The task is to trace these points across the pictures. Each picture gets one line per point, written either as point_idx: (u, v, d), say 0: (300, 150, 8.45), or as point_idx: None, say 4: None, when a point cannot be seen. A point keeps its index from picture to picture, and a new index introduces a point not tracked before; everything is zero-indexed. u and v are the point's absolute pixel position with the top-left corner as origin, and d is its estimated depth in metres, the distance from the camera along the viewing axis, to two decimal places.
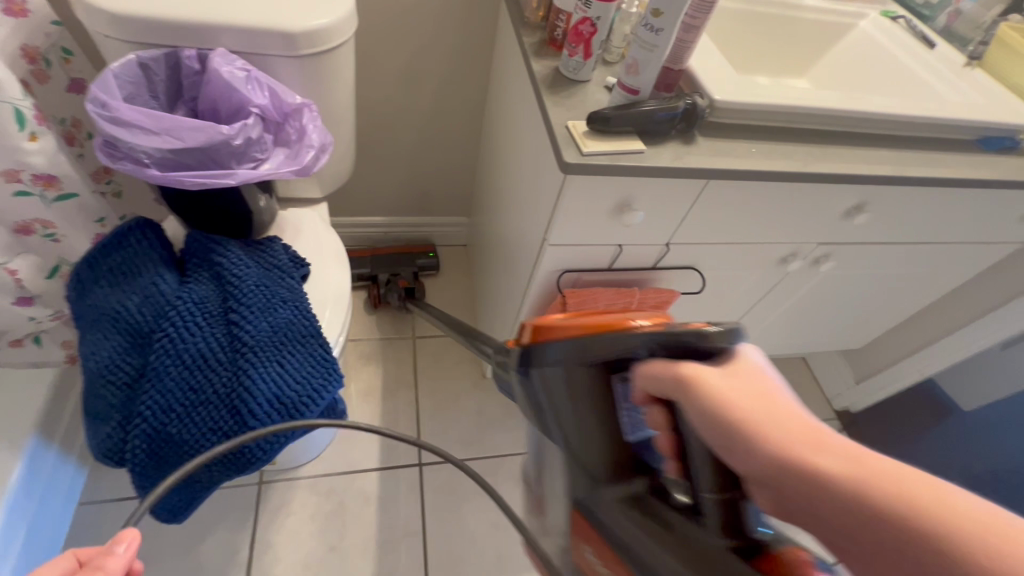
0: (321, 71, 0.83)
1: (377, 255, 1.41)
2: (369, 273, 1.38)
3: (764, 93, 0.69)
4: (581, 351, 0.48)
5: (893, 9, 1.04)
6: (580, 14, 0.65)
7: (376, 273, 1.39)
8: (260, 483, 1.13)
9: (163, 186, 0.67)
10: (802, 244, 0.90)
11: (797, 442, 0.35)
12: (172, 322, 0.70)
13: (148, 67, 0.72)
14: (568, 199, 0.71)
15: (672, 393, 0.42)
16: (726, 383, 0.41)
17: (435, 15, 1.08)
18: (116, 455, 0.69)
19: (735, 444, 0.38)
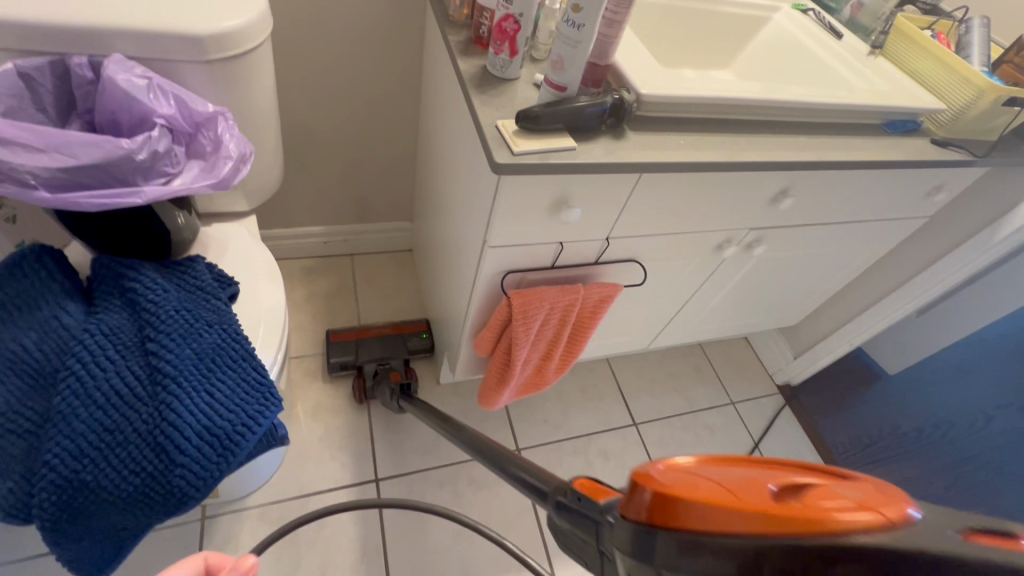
0: (235, 76, 0.78)
1: (369, 342, 1.27)
2: (359, 359, 1.24)
3: (687, 86, 0.71)
4: None
5: (803, 3, 1.09)
6: (502, 11, 0.64)
7: (362, 362, 1.24)
8: (203, 518, 1.06)
9: (56, 209, 0.60)
10: (735, 230, 0.93)
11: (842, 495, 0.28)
12: (78, 358, 0.63)
13: (30, 77, 0.65)
14: (505, 200, 0.70)
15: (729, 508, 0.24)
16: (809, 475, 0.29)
17: (358, 15, 1.04)
18: (22, 511, 0.62)
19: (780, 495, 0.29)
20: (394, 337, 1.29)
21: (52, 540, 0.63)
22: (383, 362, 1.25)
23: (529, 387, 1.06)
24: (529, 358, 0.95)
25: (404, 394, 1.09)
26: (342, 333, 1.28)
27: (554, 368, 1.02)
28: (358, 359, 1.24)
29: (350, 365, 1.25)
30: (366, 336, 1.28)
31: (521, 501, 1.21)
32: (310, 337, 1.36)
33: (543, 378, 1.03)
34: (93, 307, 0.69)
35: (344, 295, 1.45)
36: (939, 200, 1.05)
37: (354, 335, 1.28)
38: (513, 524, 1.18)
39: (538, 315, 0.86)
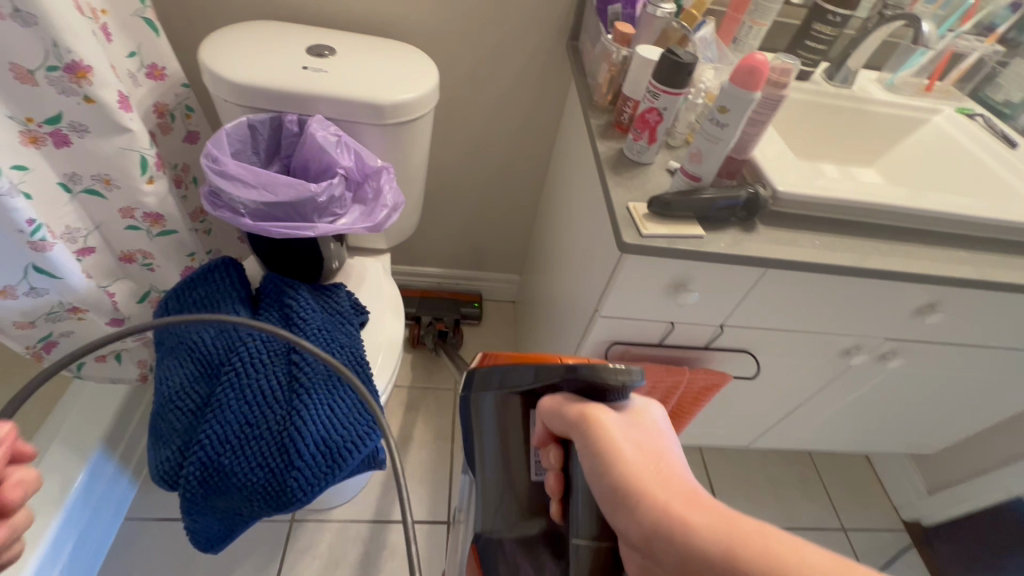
0: (402, 138, 0.91)
1: (430, 300, 1.47)
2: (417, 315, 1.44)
3: (829, 188, 0.69)
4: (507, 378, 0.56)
5: (970, 107, 1.02)
6: (647, 104, 0.69)
7: (421, 315, 1.44)
8: (292, 520, 1.14)
9: (252, 234, 0.74)
10: (868, 338, 0.86)
11: (675, 500, 0.38)
12: (240, 357, 0.75)
13: (255, 128, 0.82)
14: (623, 276, 0.72)
15: (570, 429, 0.46)
16: (628, 435, 0.44)
17: (507, 91, 1.16)
18: (172, 477, 0.73)
19: (624, 498, 0.40)
20: (451, 303, 1.49)
21: (188, 508, 0.73)
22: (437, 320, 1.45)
23: None
24: None
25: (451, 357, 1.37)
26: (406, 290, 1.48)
27: None
28: (416, 312, 1.44)
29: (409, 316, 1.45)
30: (425, 296, 1.48)
31: None
32: (411, 369, 1.45)
33: None
34: (257, 315, 0.82)
35: None
36: None
37: (415, 293, 1.48)
38: None
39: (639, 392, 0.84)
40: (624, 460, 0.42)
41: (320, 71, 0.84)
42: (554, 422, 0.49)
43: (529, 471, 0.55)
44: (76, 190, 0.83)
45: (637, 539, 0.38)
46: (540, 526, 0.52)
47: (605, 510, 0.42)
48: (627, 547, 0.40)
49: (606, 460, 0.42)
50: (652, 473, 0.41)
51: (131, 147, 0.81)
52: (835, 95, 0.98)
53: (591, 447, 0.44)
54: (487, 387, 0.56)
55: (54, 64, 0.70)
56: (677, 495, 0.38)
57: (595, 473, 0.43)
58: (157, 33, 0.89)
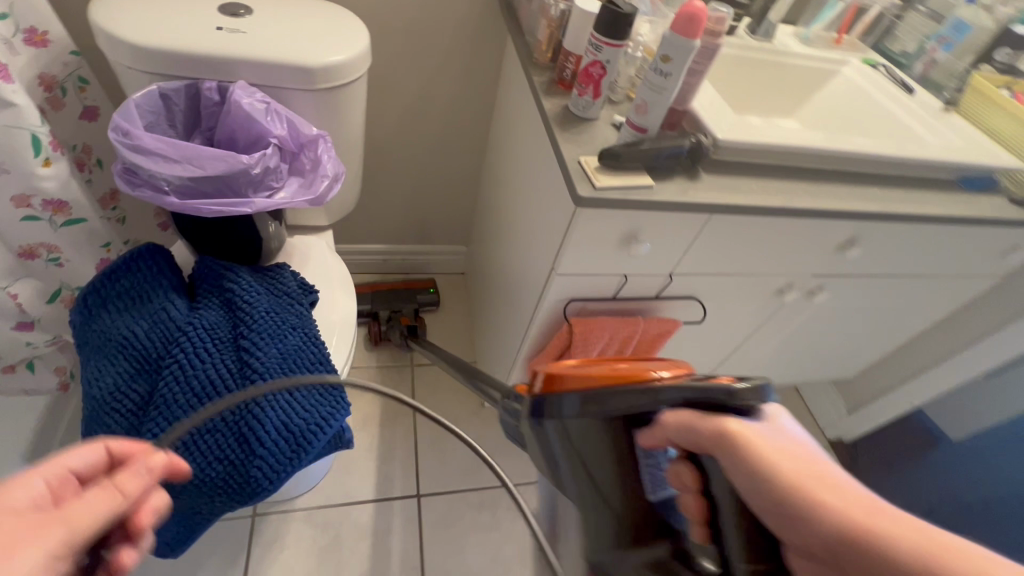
0: (336, 104, 0.85)
1: (384, 293, 1.41)
2: (373, 311, 1.37)
3: (762, 134, 0.73)
4: (592, 404, 0.45)
5: (874, 58, 1.11)
6: (590, 57, 0.69)
7: (377, 309, 1.37)
8: (254, 515, 1.10)
9: (180, 213, 0.68)
10: (798, 276, 0.93)
11: (805, 476, 0.37)
12: (183, 348, 0.70)
13: (169, 97, 0.74)
14: (578, 232, 0.73)
15: (704, 447, 0.39)
16: (776, 445, 0.38)
17: (442, 54, 1.12)
18: None
19: (793, 513, 0.36)
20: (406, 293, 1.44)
21: None
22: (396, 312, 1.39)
23: None
24: None
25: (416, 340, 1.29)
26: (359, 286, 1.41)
27: None
28: (372, 307, 1.37)
29: (365, 313, 1.38)
30: (379, 290, 1.42)
31: None
32: (364, 349, 1.41)
33: None
34: (195, 303, 0.76)
35: None
36: (1015, 260, 1.02)
37: (367, 288, 1.41)
38: None
39: (598, 345, 0.87)
40: (780, 475, 0.37)
41: (237, 32, 0.77)
42: (679, 442, 0.41)
43: (647, 490, 0.45)
44: None
45: (812, 546, 0.35)
46: (668, 550, 0.43)
47: (765, 521, 0.37)
48: (796, 553, 0.36)
49: (760, 474, 0.37)
50: (806, 500, 0.36)
51: (19, 124, 0.72)
52: (759, 49, 1.02)
53: (744, 463, 0.37)
54: (555, 412, 0.47)
55: None
56: (836, 498, 0.35)
57: (752, 489, 0.37)
58: None
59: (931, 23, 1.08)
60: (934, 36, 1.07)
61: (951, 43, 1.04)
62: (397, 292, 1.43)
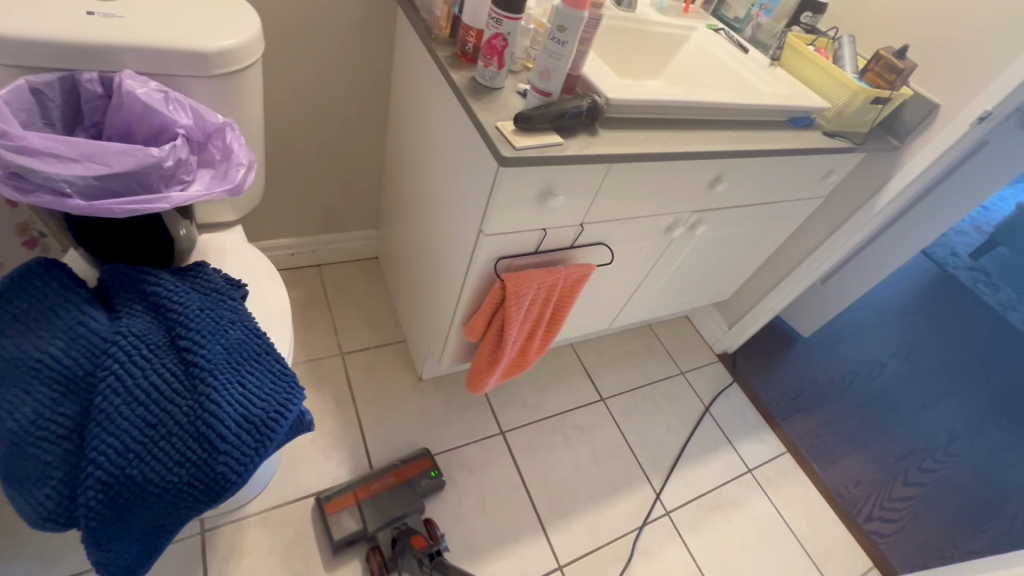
0: (234, 90, 0.83)
1: (375, 498, 1.12)
2: (368, 532, 1.08)
3: (642, 92, 0.86)
4: None
5: (715, 23, 1.30)
6: (492, 30, 0.76)
7: (374, 531, 1.09)
8: (203, 531, 1.05)
9: (88, 216, 0.63)
10: (682, 213, 1.10)
11: None
12: (115, 358, 0.66)
13: (42, 93, 0.67)
14: (503, 193, 0.81)
15: None
16: None
17: (330, 34, 1.10)
18: (66, 511, 0.63)
19: None
20: (400, 488, 1.16)
21: (98, 539, 0.65)
22: (397, 521, 1.11)
23: (511, 369, 1.18)
24: (517, 337, 1.06)
25: (434, 552, 1.01)
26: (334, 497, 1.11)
27: (536, 348, 1.14)
28: (366, 529, 1.09)
29: (357, 536, 1.09)
30: (366, 497, 1.13)
31: (511, 477, 1.31)
32: None
33: (525, 357, 1.16)
34: (114, 312, 0.72)
35: (317, 305, 1.48)
36: (832, 182, 1.29)
37: (350, 496, 1.12)
38: (507, 497, 1.27)
39: (528, 295, 0.96)
40: None
41: (112, 17, 0.71)
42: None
43: None
44: None
45: None
46: None
47: None
48: None
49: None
50: None
51: None
52: (626, 18, 1.15)
53: None
54: None
55: None
56: None
57: None
58: None
59: None
60: (757, 3, 1.28)
61: (770, 9, 1.26)
62: (389, 491, 1.15)
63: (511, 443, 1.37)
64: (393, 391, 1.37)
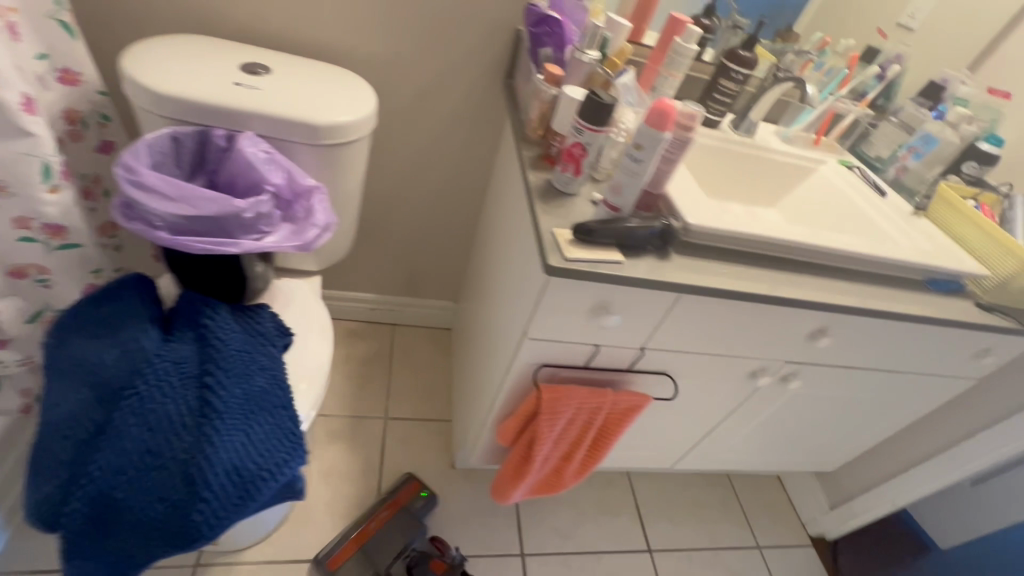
0: (337, 160, 0.91)
1: (376, 538, 1.09)
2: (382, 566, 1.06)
3: (732, 220, 0.77)
4: None
5: (849, 160, 1.17)
6: (573, 139, 0.75)
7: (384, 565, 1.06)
8: (196, 564, 1.05)
9: (167, 249, 0.71)
10: (770, 361, 0.94)
11: None
12: (146, 379, 0.70)
13: (178, 140, 0.79)
14: (550, 301, 0.76)
15: None
16: None
17: (446, 122, 1.19)
18: (55, 514, 0.66)
19: None
20: (401, 520, 1.13)
21: (71, 550, 0.66)
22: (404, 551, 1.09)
23: (541, 487, 1.05)
24: (548, 455, 0.95)
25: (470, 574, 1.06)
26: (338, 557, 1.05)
27: (571, 471, 1.02)
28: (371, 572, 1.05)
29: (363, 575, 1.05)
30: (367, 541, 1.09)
31: None
32: (340, 397, 1.40)
33: (559, 478, 1.03)
34: (167, 334, 0.77)
35: (380, 363, 1.51)
36: (987, 364, 1.03)
37: (354, 547, 1.07)
38: None
39: (565, 414, 0.87)
40: None
41: (253, 88, 0.84)
42: None
43: None
44: None
45: None
46: None
47: None
48: None
49: None
50: None
51: (34, 152, 0.76)
52: (741, 142, 1.09)
53: None
54: None
55: None
56: None
57: None
58: (72, 37, 0.84)
59: (903, 134, 1.15)
60: (905, 145, 1.14)
61: (921, 153, 1.11)
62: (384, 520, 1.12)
63: (528, 571, 1.20)
64: (422, 470, 1.31)
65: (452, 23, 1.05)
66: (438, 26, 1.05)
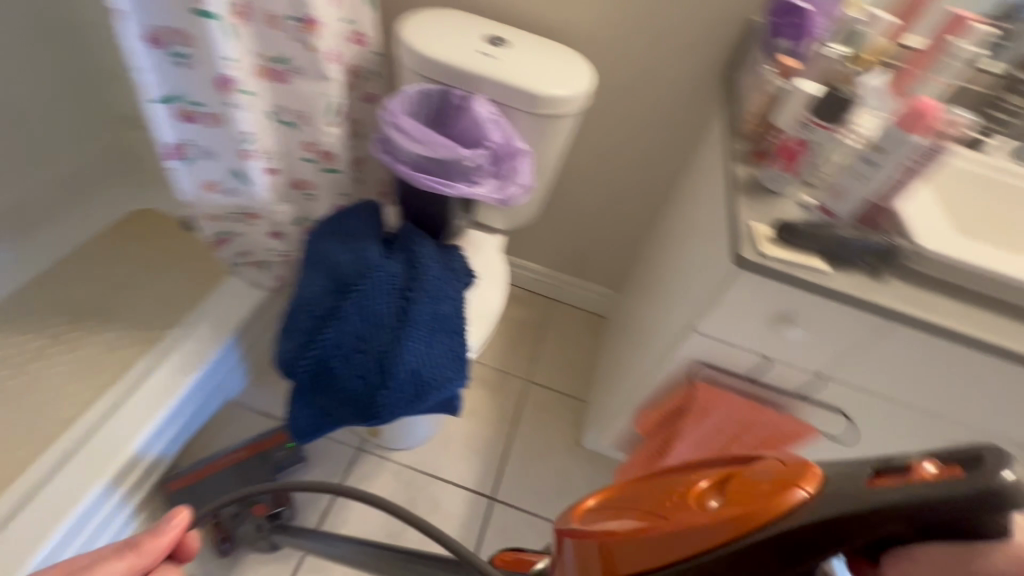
0: (546, 130, 0.99)
1: (217, 475, 1.08)
2: (207, 505, 1.03)
3: (977, 255, 0.65)
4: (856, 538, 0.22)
5: None
6: (796, 134, 0.72)
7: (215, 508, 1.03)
8: (358, 449, 1.27)
9: (404, 180, 0.86)
10: (992, 437, 0.77)
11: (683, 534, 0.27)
12: (369, 282, 0.86)
13: (426, 95, 0.94)
14: (729, 298, 0.73)
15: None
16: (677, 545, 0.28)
17: (651, 109, 1.20)
18: (291, 366, 0.87)
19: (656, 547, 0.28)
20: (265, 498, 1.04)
21: (294, 394, 0.87)
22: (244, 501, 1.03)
23: None
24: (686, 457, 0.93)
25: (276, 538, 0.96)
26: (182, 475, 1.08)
27: None
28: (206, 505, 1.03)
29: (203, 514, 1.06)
30: (213, 472, 1.09)
31: None
32: (492, 350, 1.53)
33: None
34: (387, 252, 0.94)
35: (531, 330, 1.60)
36: None
37: (199, 473, 1.09)
38: None
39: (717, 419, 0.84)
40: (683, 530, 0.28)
41: (492, 58, 0.96)
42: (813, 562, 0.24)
43: None
44: (278, 120, 1.02)
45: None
46: None
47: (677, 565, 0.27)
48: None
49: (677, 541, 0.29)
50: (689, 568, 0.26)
51: (327, 93, 0.97)
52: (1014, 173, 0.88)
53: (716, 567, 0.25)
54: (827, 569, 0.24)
55: (293, 15, 0.87)
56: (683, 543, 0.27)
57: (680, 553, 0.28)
58: (369, 6, 1.05)
59: None
60: None
61: None
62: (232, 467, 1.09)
63: None
64: (551, 438, 1.38)
65: (682, 11, 1.05)
66: (666, 13, 1.06)
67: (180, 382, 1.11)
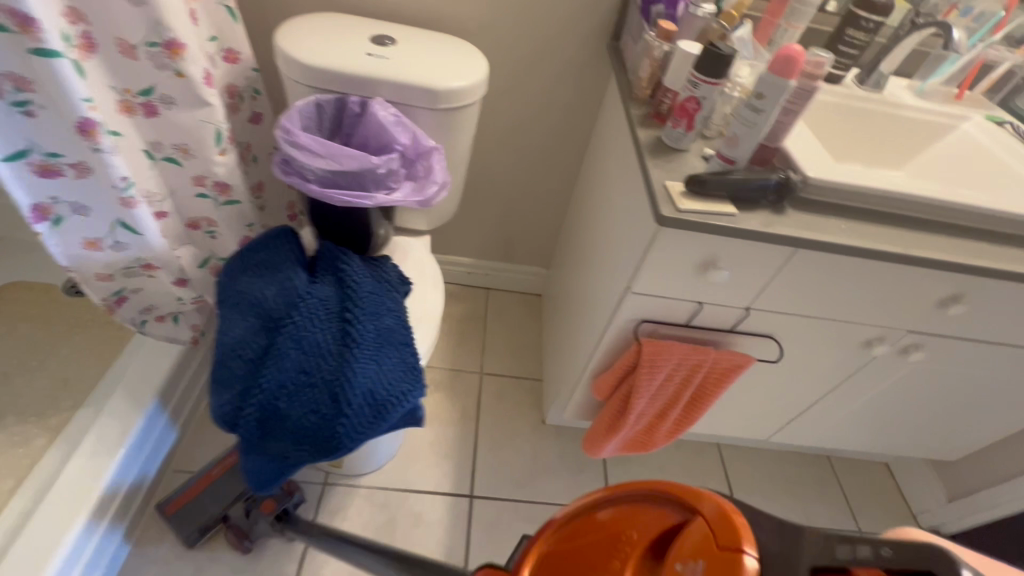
0: (452, 124, 0.98)
1: (213, 486, 1.07)
2: (217, 512, 1.06)
3: (857, 175, 0.74)
4: None
5: (998, 115, 1.05)
6: (687, 93, 0.75)
7: (226, 511, 1.06)
8: (323, 484, 1.21)
9: (316, 199, 0.82)
10: (890, 329, 0.89)
11: None
12: (301, 312, 0.82)
13: (321, 106, 0.89)
14: (658, 255, 0.77)
15: None
16: None
17: (548, 88, 1.22)
18: (231, 420, 0.80)
19: None
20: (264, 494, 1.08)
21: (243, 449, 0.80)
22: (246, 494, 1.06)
23: (634, 444, 1.08)
24: (645, 411, 0.98)
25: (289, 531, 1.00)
26: (174, 499, 1.06)
27: (667, 430, 1.03)
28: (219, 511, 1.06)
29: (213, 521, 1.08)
30: (209, 483, 1.07)
31: None
32: (440, 351, 1.52)
33: (652, 435, 1.05)
34: (312, 277, 0.89)
35: (475, 323, 1.60)
36: None
37: (193, 490, 1.07)
38: None
39: (665, 368, 0.89)
40: None
41: (383, 58, 0.92)
42: None
43: None
44: (157, 157, 0.92)
45: None
46: None
47: None
48: None
49: None
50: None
51: (209, 120, 0.89)
52: (868, 99, 1.01)
53: None
54: None
55: (153, 40, 0.78)
56: None
57: None
58: (236, 20, 0.97)
59: None
60: None
61: None
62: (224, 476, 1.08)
63: None
64: (516, 422, 1.40)
65: None
66: None
67: (104, 469, 0.97)
